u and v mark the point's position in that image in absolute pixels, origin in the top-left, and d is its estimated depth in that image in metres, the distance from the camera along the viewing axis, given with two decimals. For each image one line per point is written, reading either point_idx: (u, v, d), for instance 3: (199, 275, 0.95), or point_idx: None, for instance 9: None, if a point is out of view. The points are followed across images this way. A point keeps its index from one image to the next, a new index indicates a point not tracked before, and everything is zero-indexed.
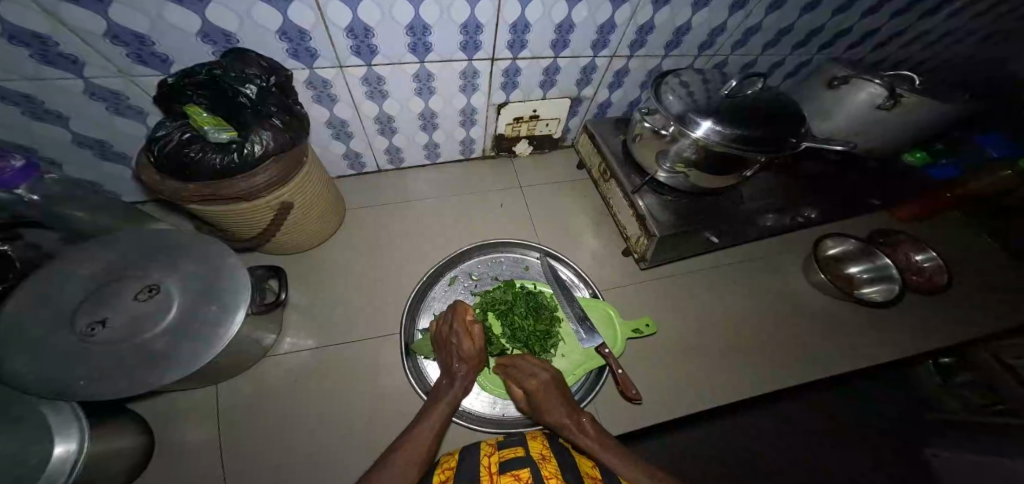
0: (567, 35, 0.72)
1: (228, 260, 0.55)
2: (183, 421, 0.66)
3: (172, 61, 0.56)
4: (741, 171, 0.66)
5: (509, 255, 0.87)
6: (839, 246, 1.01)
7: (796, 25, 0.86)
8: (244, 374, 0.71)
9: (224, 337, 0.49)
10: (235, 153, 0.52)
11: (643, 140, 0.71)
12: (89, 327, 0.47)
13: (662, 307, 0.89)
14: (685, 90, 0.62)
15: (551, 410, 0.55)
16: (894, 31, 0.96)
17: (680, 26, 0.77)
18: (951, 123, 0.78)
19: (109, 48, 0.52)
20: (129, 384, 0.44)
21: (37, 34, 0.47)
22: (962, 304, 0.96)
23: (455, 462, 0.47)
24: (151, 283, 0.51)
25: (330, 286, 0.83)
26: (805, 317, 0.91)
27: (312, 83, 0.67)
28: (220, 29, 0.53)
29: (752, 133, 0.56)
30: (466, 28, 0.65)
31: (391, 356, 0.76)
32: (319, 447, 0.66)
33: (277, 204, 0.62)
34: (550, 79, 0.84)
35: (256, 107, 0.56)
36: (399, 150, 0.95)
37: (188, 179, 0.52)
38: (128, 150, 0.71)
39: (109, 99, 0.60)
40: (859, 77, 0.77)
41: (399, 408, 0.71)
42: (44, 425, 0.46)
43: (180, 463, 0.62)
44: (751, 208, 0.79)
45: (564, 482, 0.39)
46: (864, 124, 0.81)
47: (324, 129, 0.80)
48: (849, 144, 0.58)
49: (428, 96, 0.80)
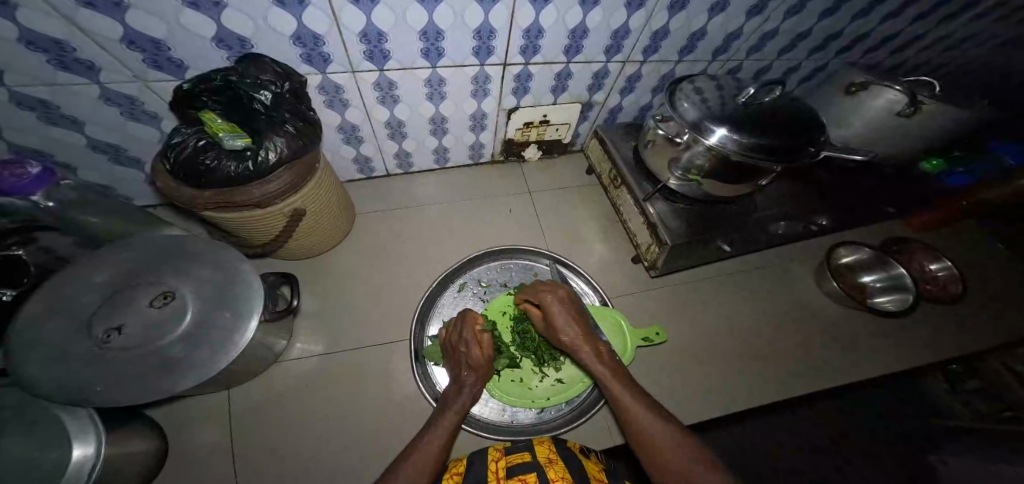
0: (580, 40, 0.71)
1: (242, 266, 0.55)
2: (194, 426, 0.66)
3: (187, 66, 0.56)
4: (755, 179, 0.65)
5: (519, 261, 0.87)
6: (853, 254, 1.00)
7: (813, 30, 0.86)
8: (255, 381, 0.71)
9: (239, 344, 0.49)
10: (249, 160, 0.52)
11: (656, 147, 0.71)
12: (105, 334, 0.47)
13: (673, 314, 0.89)
14: (700, 97, 0.61)
15: (564, 333, 0.59)
16: (912, 36, 0.95)
17: (695, 32, 0.77)
18: (970, 130, 0.77)
19: (125, 53, 0.52)
20: (146, 391, 0.44)
21: (55, 39, 0.48)
22: (978, 314, 0.95)
23: (463, 467, 0.46)
24: (166, 289, 0.51)
25: (339, 291, 0.83)
26: (816, 326, 0.90)
27: (324, 89, 0.67)
28: (235, 34, 0.53)
29: (769, 141, 0.55)
30: (479, 33, 0.64)
31: (402, 363, 0.76)
32: (329, 454, 0.66)
33: (288, 210, 0.61)
34: (562, 85, 0.84)
35: (270, 113, 0.56)
36: (408, 154, 0.95)
37: (202, 186, 0.52)
38: (143, 154, 0.71)
39: (124, 105, 0.60)
40: (878, 83, 0.76)
41: (409, 415, 0.70)
42: (61, 430, 0.46)
43: (191, 468, 0.62)
44: (764, 216, 0.78)
45: None
46: (883, 130, 0.79)
47: (335, 135, 0.80)
48: (870, 152, 0.57)
49: (439, 101, 0.79)
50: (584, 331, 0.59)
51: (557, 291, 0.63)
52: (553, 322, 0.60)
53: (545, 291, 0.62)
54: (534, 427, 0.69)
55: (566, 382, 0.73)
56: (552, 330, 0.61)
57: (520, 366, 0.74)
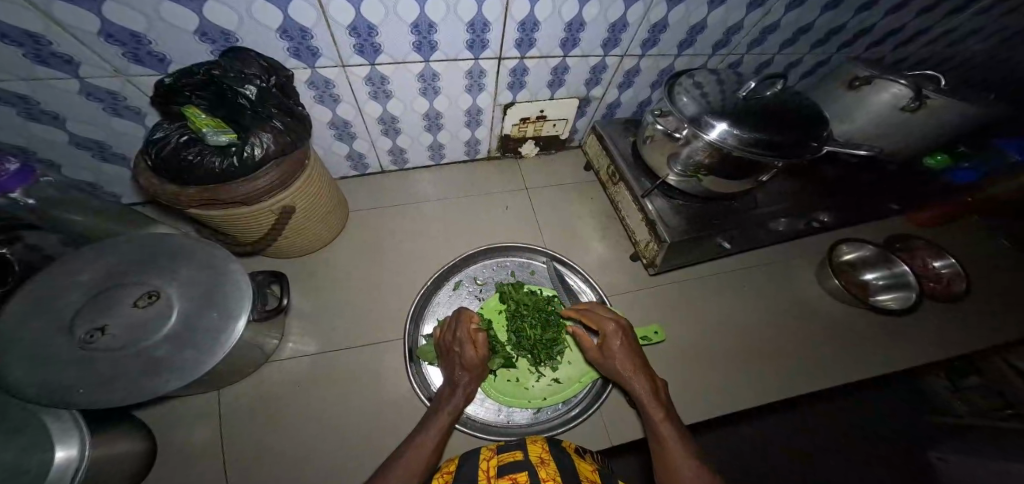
0: (577, 33, 0.69)
1: (231, 265, 0.54)
2: (183, 427, 0.65)
3: (169, 60, 0.55)
4: (756, 175, 0.64)
5: (515, 259, 0.86)
6: (856, 251, 0.99)
7: (816, 24, 0.84)
8: (246, 381, 0.70)
9: (227, 344, 0.48)
10: (234, 157, 0.50)
11: (655, 143, 0.69)
12: (88, 335, 0.46)
13: (672, 313, 0.87)
14: (699, 91, 0.60)
15: (618, 360, 0.57)
16: (916, 30, 0.94)
17: (695, 25, 0.75)
18: (976, 125, 0.76)
19: (104, 47, 0.50)
20: (131, 392, 0.43)
21: (30, 33, 0.46)
22: (981, 311, 0.94)
23: (455, 466, 0.45)
24: (150, 289, 0.50)
25: (333, 290, 0.82)
26: (817, 324, 0.89)
27: (314, 83, 0.66)
28: (218, 27, 0.52)
29: (772, 137, 0.53)
30: (473, 26, 0.62)
31: (396, 362, 0.75)
32: (323, 454, 0.65)
33: (277, 208, 0.60)
34: (559, 79, 0.82)
35: (256, 108, 0.55)
36: (402, 151, 0.94)
37: (187, 184, 0.51)
38: (128, 151, 0.70)
39: (107, 100, 0.59)
40: (883, 77, 0.74)
41: (403, 415, 0.69)
42: (44, 433, 0.45)
43: (183, 469, 0.61)
44: (765, 213, 0.76)
45: None
46: (887, 126, 0.78)
47: (327, 130, 0.79)
48: (876, 148, 0.56)
49: (433, 96, 0.78)
50: (639, 361, 0.57)
51: (619, 321, 0.62)
52: (609, 348, 0.59)
53: (608, 319, 0.62)
54: (529, 427, 0.68)
55: (562, 382, 0.72)
56: (605, 358, 0.60)
57: (516, 366, 0.73)
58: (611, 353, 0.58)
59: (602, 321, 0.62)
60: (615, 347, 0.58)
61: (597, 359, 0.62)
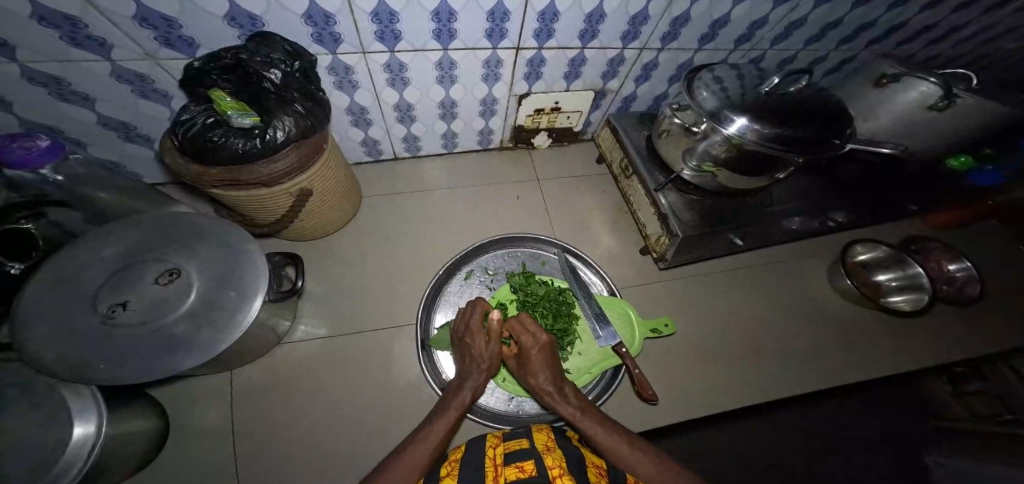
0: (597, 25, 0.69)
1: (248, 246, 0.55)
2: (197, 407, 0.66)
3: (198, 44, 0.55)
4: (773, 172, 0.63)
5: (527, 249, 0.86)
6: (869, 252, 0.99)
7: (844, 20, 0.82)
8: (258, 363, 0.72)
9: (243, 324, 0.49)
10: (257, 138, 0.52)
11: (672, 136, 0.68)
12: (111, 310, 0.47)
13: (680, 306, 0.88)
14: (719, 85, 0.59)
15: (538, 376, 0.57)
16: (947, 28, 0.91)
17: (718, 19, 0.74)
18: (1004, 124, 0.74)
19: (137, 31, 0.51)
20: (149, 369, 0.44)
21: (67, 15, 0.47)
22: (994, 316, 0.93)
23: (461, 454, 0.45)
24: (171, 267, 0.51)
25: (345, 275, 0.83)
26: (825, 324, 0.89)
27: (334, 69, 0.66)
28: (246, 12, 0.52)
29: (792, 133, 0.53)
30: (493, 15, 0.62)
31: (405, 348, 0.76)
32: (330, 434, 0.66)
33: (296, 190, 0.61)
34: (575, 71, 0.81)
35: (280, 92, 0.56)
36: (416, 138, 0.94)
37: (211, 164, 0.52)
38: (153, 132, 0.71)
39: (135, 83, 0.59)
40: (912, 74, 0.73)
41: (411, 400, 0.71)
42: (63, 408, 0.47)
43: (193, 447, 0.63)
44: (780, 210, 0.76)
45: (568, 474, 0.38)
46: (910, 125, 0.76)
47: (343, 116, 0.79)
48: (901, 146, 0.54)
49: (450, 85, 0.78)
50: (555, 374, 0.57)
51: (539, 333, 0.60)
52: (530, 362, 0.58)
53: (527, 332, 0.60)
54: (538, 416, 0.69)
55: (572, 373, 0.70)
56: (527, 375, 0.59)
57: None
58: (532, 370, 0.58)
59: (521, 335, 0.60)
60: (535, 365, 0.57)
61: (518, 369, 0.62)
